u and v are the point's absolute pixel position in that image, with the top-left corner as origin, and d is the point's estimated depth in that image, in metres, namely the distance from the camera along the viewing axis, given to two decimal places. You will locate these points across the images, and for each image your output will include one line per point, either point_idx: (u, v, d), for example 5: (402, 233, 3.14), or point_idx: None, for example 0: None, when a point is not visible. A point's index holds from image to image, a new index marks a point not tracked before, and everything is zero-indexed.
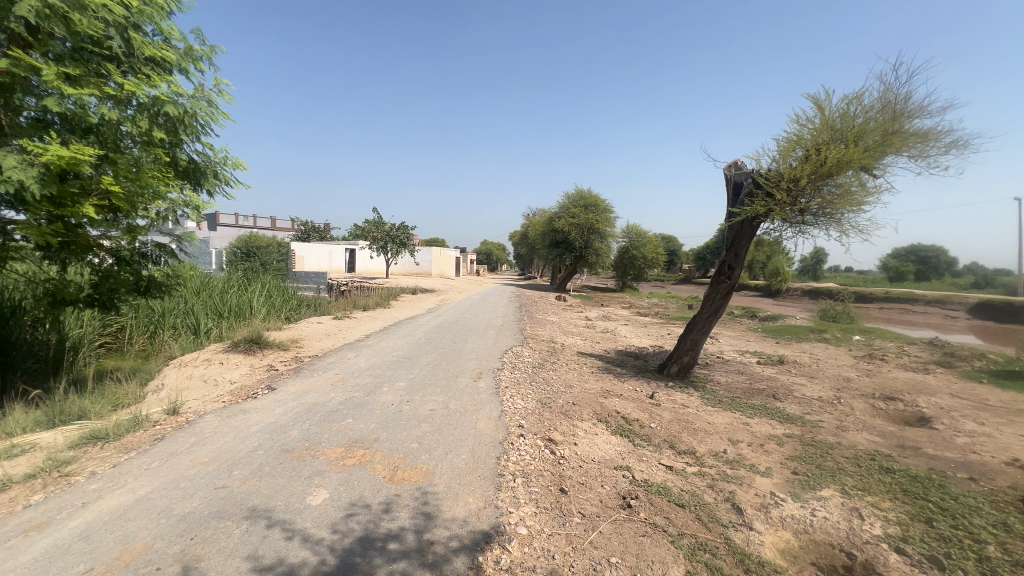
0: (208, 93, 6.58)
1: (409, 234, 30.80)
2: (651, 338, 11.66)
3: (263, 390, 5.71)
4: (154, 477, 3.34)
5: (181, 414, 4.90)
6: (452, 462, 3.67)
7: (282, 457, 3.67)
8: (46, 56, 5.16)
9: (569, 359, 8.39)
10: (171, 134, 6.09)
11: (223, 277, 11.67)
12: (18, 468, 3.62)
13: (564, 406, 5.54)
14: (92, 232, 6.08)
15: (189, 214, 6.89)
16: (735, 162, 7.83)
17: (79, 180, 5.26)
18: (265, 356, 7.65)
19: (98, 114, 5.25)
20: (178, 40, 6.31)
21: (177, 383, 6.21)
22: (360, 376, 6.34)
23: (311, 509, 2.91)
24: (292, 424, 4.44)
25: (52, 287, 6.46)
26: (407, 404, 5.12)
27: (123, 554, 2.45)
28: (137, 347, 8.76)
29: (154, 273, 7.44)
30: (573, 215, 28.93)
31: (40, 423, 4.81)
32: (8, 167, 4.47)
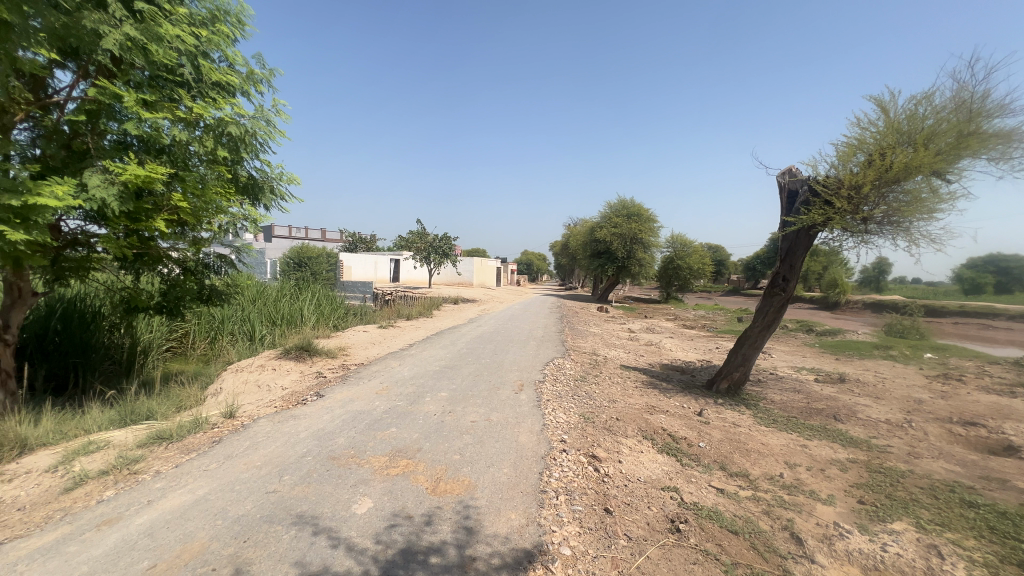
0: (267, 113, 6.96)
1: (452, 245, 31.40)
2: (698, 352, 11.23)
3: (313, 396, 5.92)
4: (212, 479, 3.50)
5: (237, 417, 5.15)
6: (494, 476, 3.64)
7: (329, 464, 3.76)
8: (128, 85, 5.66)
9: (612, 373, 8.19)
10: (233, 153, 6.48)
11: (277, 286, 12.30)
12: (93, 464, 3.92)
13: (607, 421, 5.40)
14: (163, 244, 6.57)
15: (248, 228, 7.28)
16: (789, 169, 7.47)
17: (153, 198, 5.70)
18: (314, 362, 7.95)
19: (171, 136, 5.67)
20: (241, 66, 6.75)
21: (234, 387, 6.53)
22: (403, 385, 6.45)
23: (356, 518, 2.95)
24: (339, 431, 4.55)
25: (127, 295, 7.01)
26: (450, 414, 5.15)
27: (182, 553, 2.57)
28: (199, 351, 9.35)
29: (216, 282, 7.90)
30: (615, 224, 28.59)
31: (114, 421, 5.20)
32: (93, 186, 4.92)
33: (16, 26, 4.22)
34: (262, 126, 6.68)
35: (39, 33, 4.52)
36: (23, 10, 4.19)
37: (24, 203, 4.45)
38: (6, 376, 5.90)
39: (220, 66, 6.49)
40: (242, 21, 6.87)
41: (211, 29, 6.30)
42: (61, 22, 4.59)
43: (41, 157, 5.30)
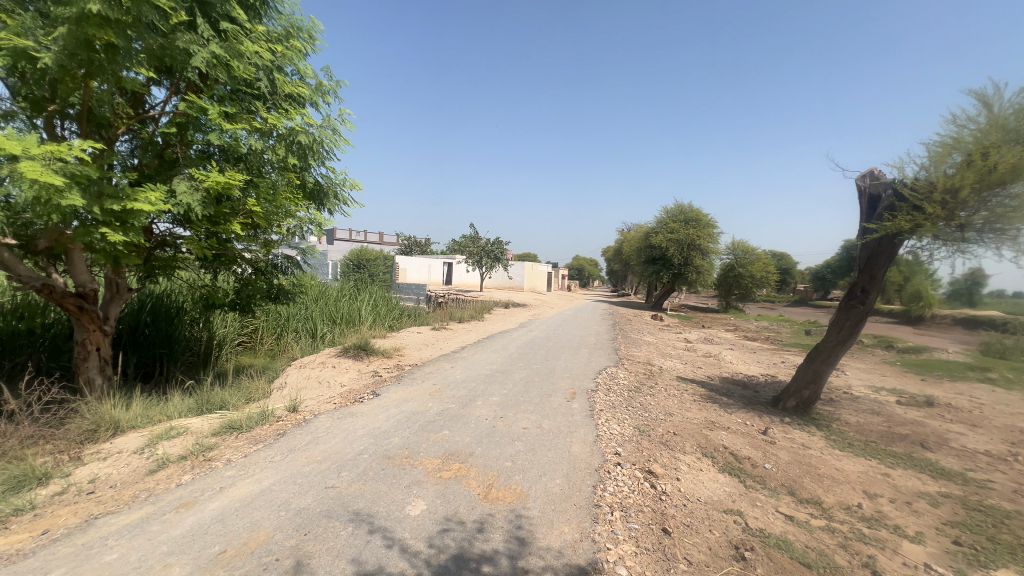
0: (333, 122, 7.30)
1: (504, 250, 31.69)
2: (761, 366, 10.58)
3: (369, 394, 6.12)
4: (276, 471, 3.67)
5: (300, 412, 5.40)
6: (546, 486, 3.57)
7: (384, 463, 3.84)
8: (212, 99, 6.13)
9: (667, 384, 7.86)
10: (302, 160, 6.85)
11: (337, 287, 12.92)
12: (173, 449, 4.22)
13: (664, 435, 5.17)
14: (238, 246, 7.05)
15: (313, 231, 7.66)
16: (872, 171, 6.88)
17: (231, 202, 6.12)
18: (371, 362, 8.21)
19: (248, 145, 6.07)
20: (311, 78, 7.13)
21: (297, 382, 6.88)
22: (455, 387, 6.52)
23: (409, 520, 2.98)
24: (394, 430, 4.65)
25: (206, 292, 7.59)
26: (501, 420, 5.13)
27: (249, 541, 2.69)
28: (267, 346, 9.95)
29: (283, 282, 8.37)
30: (671, 230, 27.74)
31: (192, 409, 5.61)
32: (180, 192, 5.36)
33: (122, 48, 4.69)
34: (328, 134, 7.01)
35: (140, 54, 5.00)
36: (126, 33, 4.65)
37: (123, 208, 4.93)
38: (104, 363, 6.54)
39: (293, 79, 6.88)
40: (313, 36, 7.27)
41: (286, 44, 6.71)
42: (158, 43, 5.05)
43: (138, 166, 5.86)
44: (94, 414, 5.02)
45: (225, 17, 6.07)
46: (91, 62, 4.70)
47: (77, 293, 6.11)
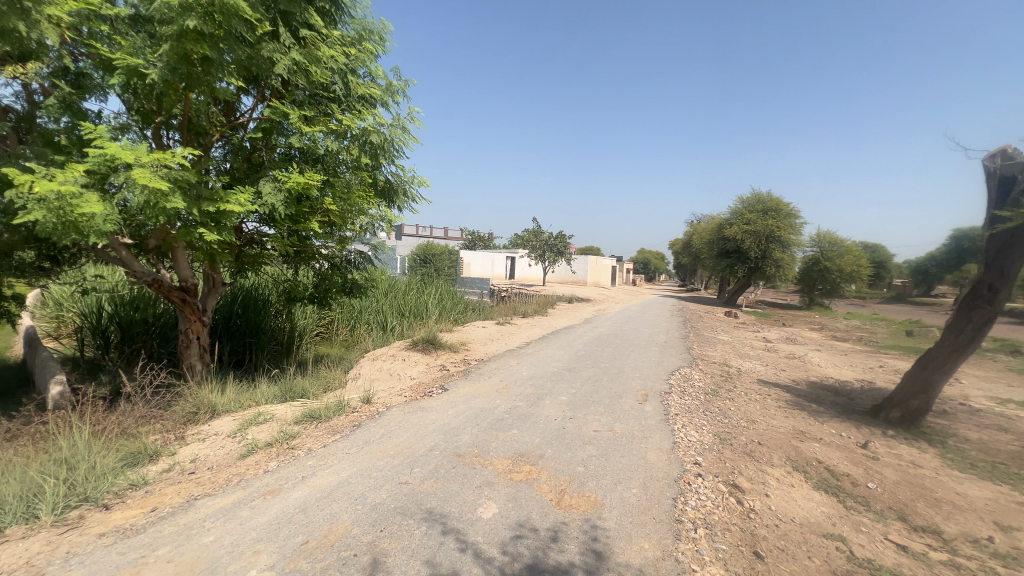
0: (402, 121, 7.45)
1: (567, 243, 31.30)
2: (855, 370, 9.58)
3: (438, 388, 6.23)
4: (353, 463, 3.78)
5: (373, 403, 5.58)
6: (622, 495, 3.39)
7: (455, 461, 3.84)
8: (293, 104, 6.46)
9: (748, 388, 7.30)
10: (374, 160, 7.05)
11: (406, 281, 13.39)
12: (261, 435, 4.50)
13: (747, 445, 4.78)
14: (316, 243, 7.44)
15: (383, 228, 7.89)
16: (1004, 149, 5.93)
17: (310, 202, 6.46)
18: (438, 355, 8.36)
19: (325, 147, 6.33)
20: (382, 79, 7.30)
21: (370, 373, 7.15)
22: (522, 384, 6.46)
23: (482, 523, 2.93)
24: (463, 427, 4.66)
25: (288, 286, 8.10)
26: (571, 421, 4.99)
27: (329, 533, 2.76)
28: (342, 337, 10.55)
29: (357, 277, 8.74)
30: (747, 221, 26.05)
31: (277, 396, 6.00)
32: (265, 194, 5.72)
33: (215, 60, 5.02)
34: (398, 133, 7.15)
35: (230, 66, 5.33)
36: (219, 46, 4.96)
37: (217, 209, 5.32)
38: (203, 350, 7.15)
39: (366, 81, 7.07)
40: (384, 38, 7.44)
41: (359, 48, 6.91)
42: (246, 54, 5.36)
43: (229, 170, 6.31)
44: (195, 398, 5.50)
45: (304, 24, 6.33)
46: (190, 75, 5.07)
47: (180, 287, 6.71)
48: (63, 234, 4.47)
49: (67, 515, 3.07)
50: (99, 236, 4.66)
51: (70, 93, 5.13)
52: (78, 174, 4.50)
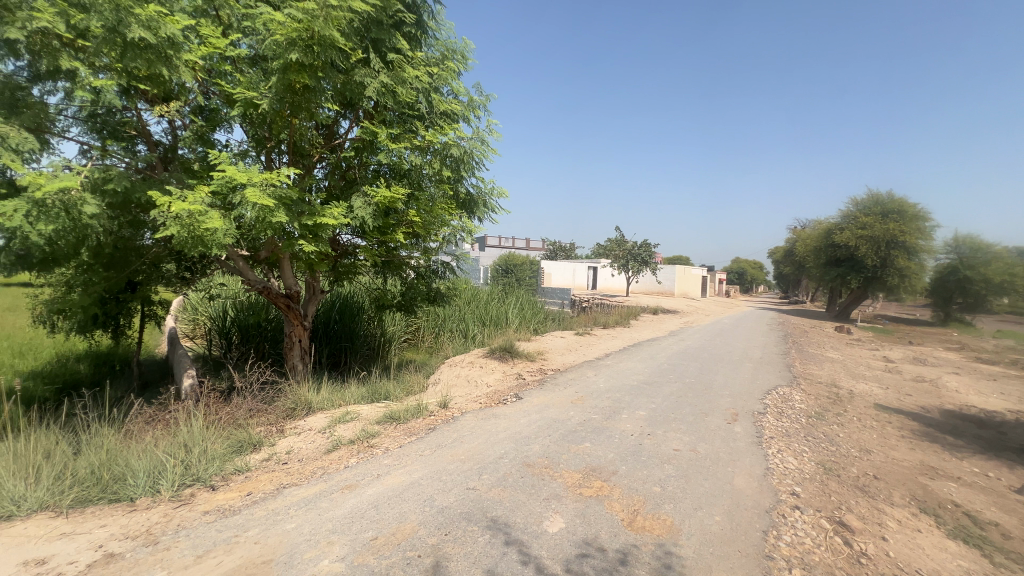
0: (482, 134, 7.65)
1: (652, 252, 30.10)
2: (1007, 400, 7.99)
3: (513, 396, 6.22)
4: (425, 465, 3.87)
5: (449, 408, 5.71)
6: (702, 522, 3.09)
7: (524, 470, 3.77)
8: (383, 124, 6.93)
9: (862, 413, 6.38)
10: (455, 172, 7.31)
11: (488, 290, 13.68)
12: (346, 432, 4.79)
13: (860, 478, 4.15)
14: (403, 253, 7.87)
15: (465, 238, 8.14)
16: None
17: (397, 215, 6.86)
18: (516, 364, 8.37)
19: (409, 162, 6.68)
20: (464, 95, 7.58)
21: (450, 379, 7.34)
22: (599, 396, 6.23)
23: (547, 537, 2.82)
24: (535, 437, 4.59)
25: (378, 294, 8.64)
26: (649, 437, 4.70)
27: (397, 532, 2.83)
28: (427, 344, 11.01)
29: (441, 286, 9.08)
30: (862, 225, 23.19)
31: (364, 397, 6.38)
32: (356, 207, 6.17)
33: (314, 88, 5.53)
34: (478, 146, 7.34)
35: (328, 92, 5.85)
36: (317, 75, 5.47)
37: (315, 222, 5.83)
38: (304, 352, 7.84)
39: (448, 97, 7.37)
40: (466, 56, 7.73)
41: (442, 67, 7.25)
42: (341, 81, 5.86)
43: (328, 188, 6.89)
44: (294, 395, 6.04)
45: (393, 49, 6.77)
46: (294, 103, 5.65)
47: (286, 294, 7.43)
48: (192, 246, 5.16)
49: (182, 492, 3.49)
50: (220, 248, 5.31)
51: (202, 127, 5.94)
52: (204, 195, 5.16)
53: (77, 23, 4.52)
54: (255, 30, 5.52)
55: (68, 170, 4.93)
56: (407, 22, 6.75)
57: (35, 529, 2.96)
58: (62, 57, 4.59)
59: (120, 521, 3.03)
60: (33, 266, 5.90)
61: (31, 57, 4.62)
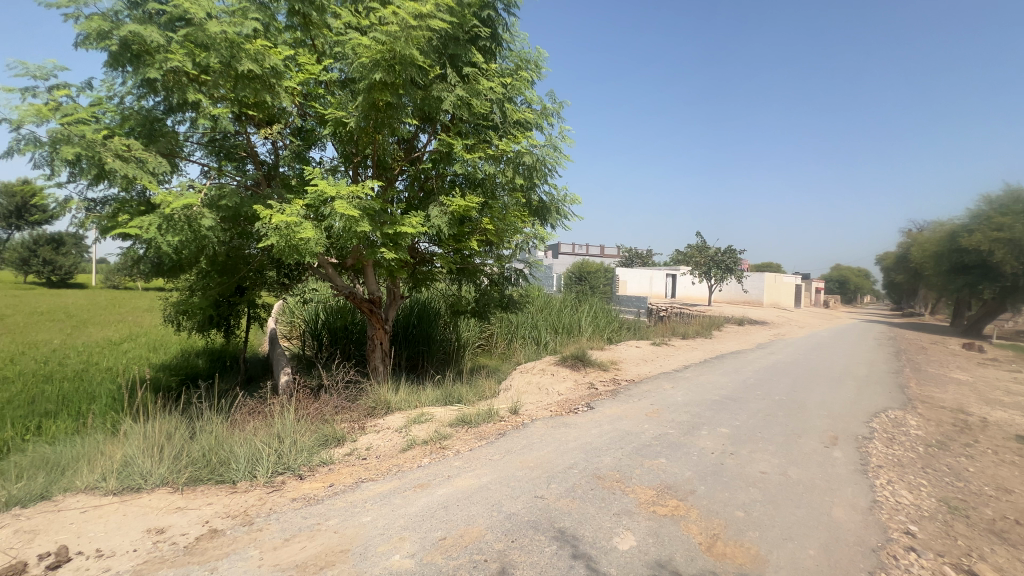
0: (555, 141, 7.64)
1: (737, 258, 28.21)
2: None
3: (584, 406, 6.08)
4: (494, 469, 3.90)
5: (520, 415, 5.71)
6: (794, 555, 2.79)
7: (594, 482, 3.66)
8: (459, 136, 7.17)
9: (1000, 445, 5.43)
10: (528, 180, 7.37)
11: (561, 298, 13.58)
12: (420, 433, 4.96)
13: (996, 521, 3.52)
14: (477, 260, 8.07)
15: (537, 245, 8.16)
16: None
17: (471, 223, 7.05)
18: (588, 373, 8.19)
19: (483, 172, 6.83)
20: (537, 103, 7.64)
21: (521, 386, 7.35)
22: (676, 410, 5.91)
23: (616, 554, 2.70)
24: (606, 449, 4.44)
25: (453, 300, 8.91)
26: (732, 457, 4.35)
27: (465, 534, 2.87)
28: (499, 350, 11.15)
29: (513, 292, 9.17)
30: (998, 226, 20.00)
31: (439, 399, 6.57)
32: (433, 216, 6.43)
33: (395, 105, 5.86)
34: (551, 153, 7.33)
35: (408, 108, 6.18)
36: (399, 92, 5.80)
37: (395, 231, 6.15)
38: (385, 354, 8.27)
39: (522, 107, 7.47)
40: (540, 64, 7.80)
41: (516, 77, 7.37)
42: (420, 96, 6.16)
43: (407, 199, 7.25)
44: (375, 395, 6.38)
45: (468, 63, 7.01)
46: (378, 120, 6.03)
47: (369, 299, 7.90)
48: (289, 254, 5.66)
49: (275, 479, 3.82)
50: (312, 256, 5.77)
51: (299, 146, 6.52)
52: (299, 208, 5.66)
53: (200, 61, 5.17)
54: (344, 55, 5.97)
55: (192, 188, 5.64)
56: (482, 36, 6.95)
57: (157, 501, 3.38)
58: (188, 91, 5.27)
59: (223, 501, 3.38)
60: (164, 272, 6.83)
61: (165, 92, 5.35)
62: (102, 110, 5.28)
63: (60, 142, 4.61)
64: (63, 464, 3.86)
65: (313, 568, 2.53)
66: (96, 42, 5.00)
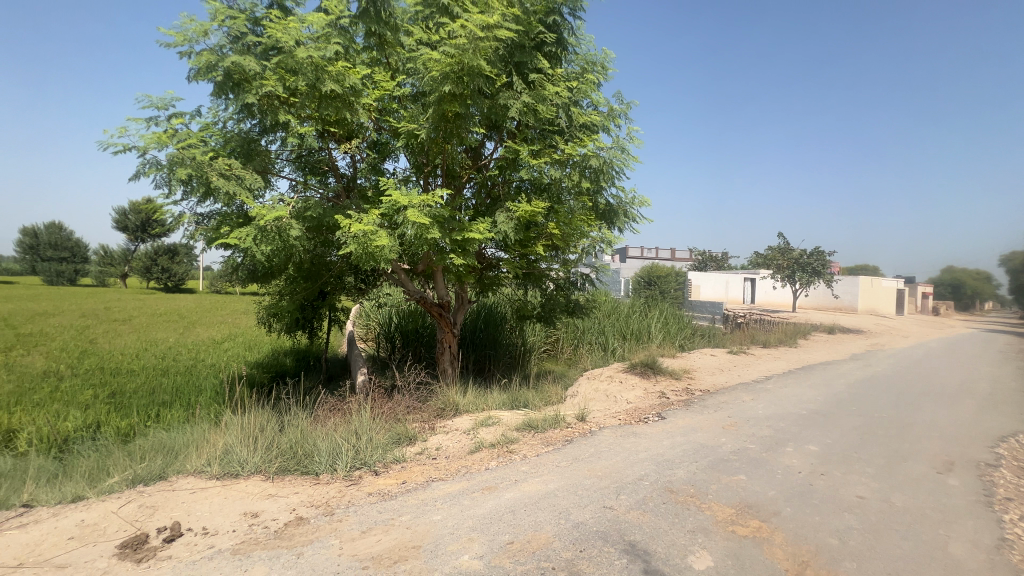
0: (623, 143, 7.47)
1: (826, 260, 25.91)
2: None
3: (655, 415, 5.86)
4: (560, 476, 3.86)
5: (587, 422, 5.61)
6: None
7: (666, 496, 3.50)
8: (525, 142, 7.24)
9: None
10: (595, 184, 7.26)
11: (629, 303, 13.23)
12: (488, 436, 5.03)
13: None
14: (543, 265, 8.08)
15: (604, 249, 8.02)
16: None
17: (537, 228, 7.07)
18: (658, 381, 7.89)
19: (549, 177, 6.84)
20: (604, 105, 7.52)
21: (588, 393, 7.22)
22: (756, 424, 5.51)
23: (692, 573, 2.56)
24: (679, 461, 4.23)
25: (519, 305, 8.97)
26: (823, 478, 3.98)
27: (533, 539, 2.85)
28: (566, 355, 11.06)
29: (579, 297, 9.07)
30: None
31: (505, 403, 6.63)
32: (499, 222, 6.54)
33: (464, 115, 6.04)
34: (618, 155, 7.18)
35: (476, 117, 6.30)
36: (466, 102, 5.98)
37: (463, 237, 6.33)
38: (453, 357, 8.49)
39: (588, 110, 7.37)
40: (606, 66, 7.68)
41: (582, 80, 7.32)
42: (487, 105, 6.31)
43: (475, 206, 7.42)
44: (444, 397, 6.57)
45: (534, 70, 7.06)
46: (447, 131, 6.24)
47: (439, 303, 8.17)
48: (366, 261, 5.98)
49: (353, 473, 4.05)
50: (387, 262, 6.07)
51: (374, 158, 6.90)
52: (375, 217, 5.98)
53: (289, 85, 5.65)
54: (416, 70, 6.25)
55: (282, 202, 6.16)
56: (548, 41, 6.96)
57: (252, 487, 3.71)
58: (280, 113, 5.79)
59: (308, 491, 3.63)
60: (258, 278, 7.50)
61: (260, 115, 5.91)
62: (209, 135, 5.94)
63: (176, 164, 5.24)
64: (176, 449, 4.36)
65: (387, 561, 2.64)
66: (205, 75, 5.64)
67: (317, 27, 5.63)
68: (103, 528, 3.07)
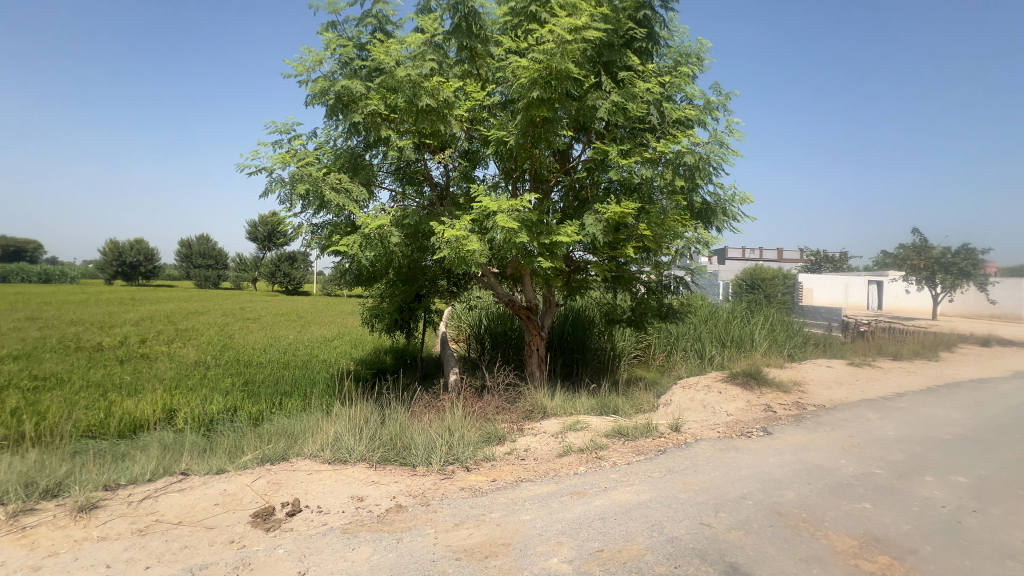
0: (721, 137, 7.02)
1: (977, 260, 21.98)
2: None
3: (759, 430, 5.38)
4: (653, 487, 3.70)
5: (681, 433, 5.31)
6: None
7: (774, 519, 3.20)
8: (614, 142, 7.09)
9: None
10: (690, 181, 6.90)
11: (729, 308, 12.33)
12: (576, 441, 4.98)
13: None
14: (633, 267, 7.83)
15: (699, 250, 7.58)
16: None
17: (627, 229, 6.87)
18: (763, 393, 7.24)
19: (640, 176, 6.62)
20: (700, 98, 7.12)
21: (682, 402, 6.84)
22: (885, 447, 4.83)
23: None
24: (789, 482, 3.84)
25: (608, 308, 8.77)
26: (974, 515, 3.37)
27: (623, 550, 2.77)
28: (658, 362, 10.59)
29: (673, 301, 8.65)
30: None
31: (593, 409, 6.51)
32: (588, 224, 6.46)
33: (551, 119, 6.09)
34: (716, 150, 6.75)
35: (563, 120, 6.37)
36: (554, 105, 6.01)
37: (551, 241, 6.36)
38: (541, 360, 8.53)
39: (682, 104, 7.03)
40: (702, 56, 7.28)
41: (675, 74, 7.00)
42: (575, 107, 6.29)
43: (563, 209, 7.41)
44: (531, 399, 6.62)
45: (624, 68, 6.89)
46: (535, 136, 6.32)
47: (527, 306, 8.27)
48: (458, 265, 6.23)
49: (446, 467, 4.24)
50: (477, 266, 6.28)
51: (465, 167, 7.18)
52: (466, 222, 6.23)
53: (390, 103, 6.10)
54: (505, 78, 6.42)
55: (384, 211, 6.66)
56: (639, 37, 6.77)
57: (358, 473, 4.04)
58: (382, 129, 6.28)
59: (406, 481, 3.87)
60: (363, 282, 8.17)
61: (365, 133, 6.45)
62: (323, 153, 6.61)
63: (297, 181, 5.91)
64: (296, 434, 4.89)
65: (479, 555, 2.72)
66: (320, 100, 6.30)
67: (414, 47, 6.01)
68: (240, 499, 3.54)
